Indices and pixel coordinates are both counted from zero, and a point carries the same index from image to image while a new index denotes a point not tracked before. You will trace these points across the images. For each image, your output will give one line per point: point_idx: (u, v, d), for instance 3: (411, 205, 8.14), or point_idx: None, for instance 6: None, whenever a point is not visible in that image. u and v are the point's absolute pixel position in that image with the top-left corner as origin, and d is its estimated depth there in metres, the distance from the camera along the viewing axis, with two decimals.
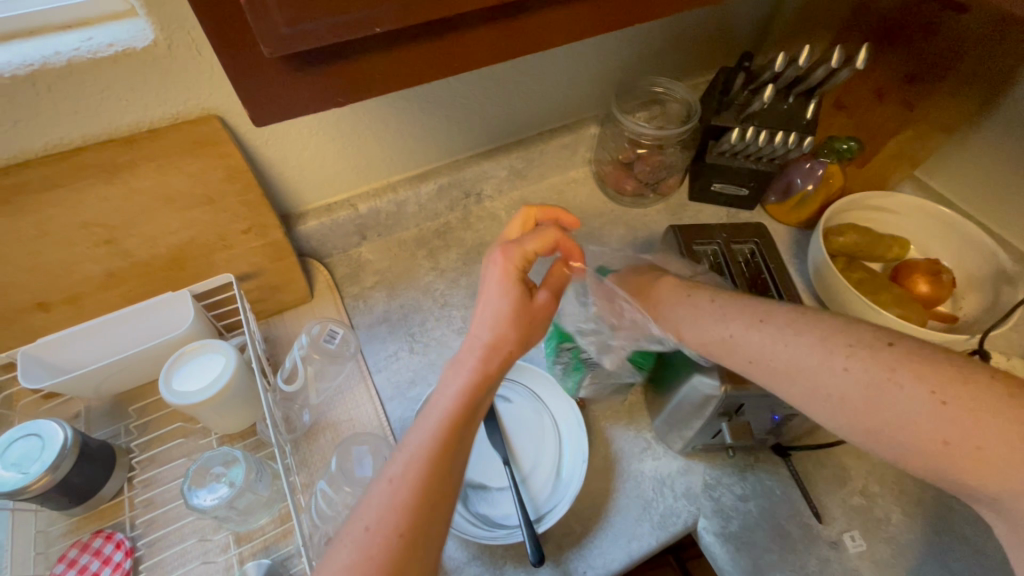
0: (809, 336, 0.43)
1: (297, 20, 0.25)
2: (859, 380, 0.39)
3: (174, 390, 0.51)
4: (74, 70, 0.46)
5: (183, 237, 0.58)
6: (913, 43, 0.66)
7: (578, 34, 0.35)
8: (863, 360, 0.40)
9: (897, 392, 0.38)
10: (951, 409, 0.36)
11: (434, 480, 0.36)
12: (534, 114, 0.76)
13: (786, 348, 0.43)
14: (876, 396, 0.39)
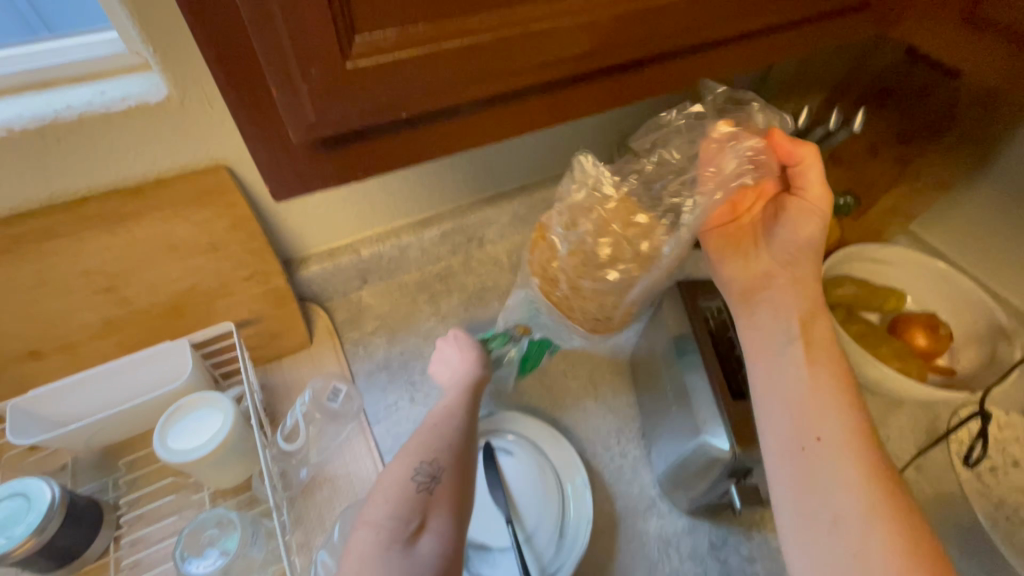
0: (831, 399, 0.43)
1: (326, 106, 0.26)
2: (843, 487, 0.39)
3: (170, 448, 0.50)
4: (85, 123, 0.45)
5: (184, 285, 0.57)
6: (909, 102, 0.69)
7: (591, 109, 0.37)
8: (856, 444, 0.41)
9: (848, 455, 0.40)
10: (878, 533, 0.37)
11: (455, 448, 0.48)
12: (538, 162, 0.77)
13: (818, 417, 0.42)
14: (853, 508, 0.39)
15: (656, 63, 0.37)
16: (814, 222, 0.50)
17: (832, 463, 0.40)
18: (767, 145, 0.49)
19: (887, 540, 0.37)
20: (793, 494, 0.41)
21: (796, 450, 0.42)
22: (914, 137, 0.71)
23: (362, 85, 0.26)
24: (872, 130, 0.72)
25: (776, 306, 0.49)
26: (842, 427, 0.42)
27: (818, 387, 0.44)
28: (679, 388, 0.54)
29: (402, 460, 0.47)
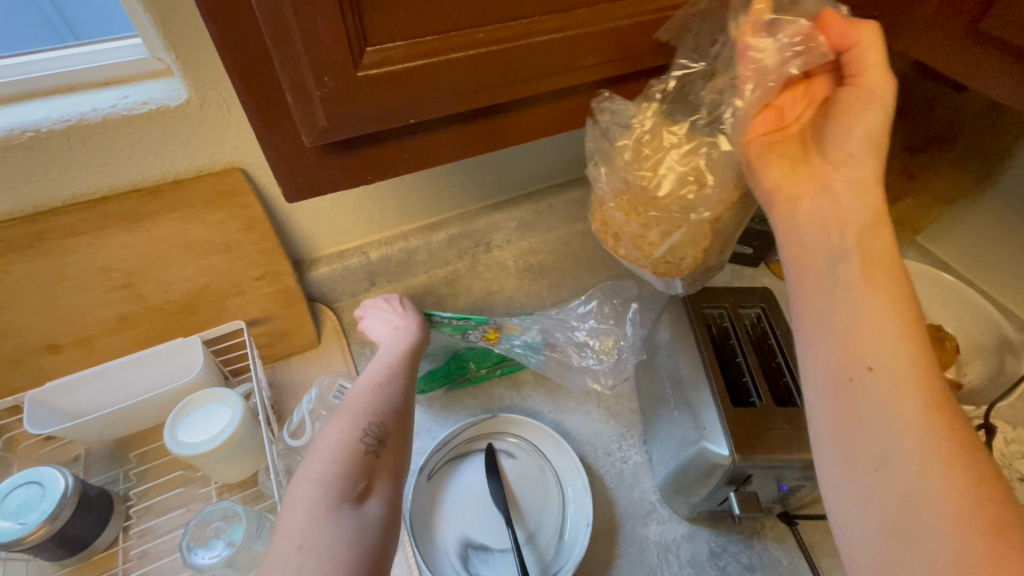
0: (882, 314, 0.36)
1: (338, 114, 0.27)
2: (897, 417, 0.33)
3: (180, 440, 0.51)
4: (108, 125, 0.47)
5: (198, 283, 0.59)
6: (912, 115, 0.68)
7: (594, 117, 0.38)
8: (911, 365, 0.34)
9: (908, 385, 0.34)
10: (940, 468, 0.31)
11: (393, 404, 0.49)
12: (545, 169, 0.78)
13: (872, 340, 0.35)
14: (912, 440, 0.32)
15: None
16: (875, 114, 0.40)
17: (881, 394, 0.34)
18: (816, 28, 0.40)
19: (946, 482, 0.31)
20: (836, 433, 0.35)
21: (839, 380, 0.35)
22: (920, 151, 0.69)
23: (372, 93, 0.27)
24: None
25: (819, 218, 0.41)
26: (897, 352, 0.35)
27: (863, 306, 0.36)
28: (680, 395, 0.55)
29: (336, 424, 0.46)
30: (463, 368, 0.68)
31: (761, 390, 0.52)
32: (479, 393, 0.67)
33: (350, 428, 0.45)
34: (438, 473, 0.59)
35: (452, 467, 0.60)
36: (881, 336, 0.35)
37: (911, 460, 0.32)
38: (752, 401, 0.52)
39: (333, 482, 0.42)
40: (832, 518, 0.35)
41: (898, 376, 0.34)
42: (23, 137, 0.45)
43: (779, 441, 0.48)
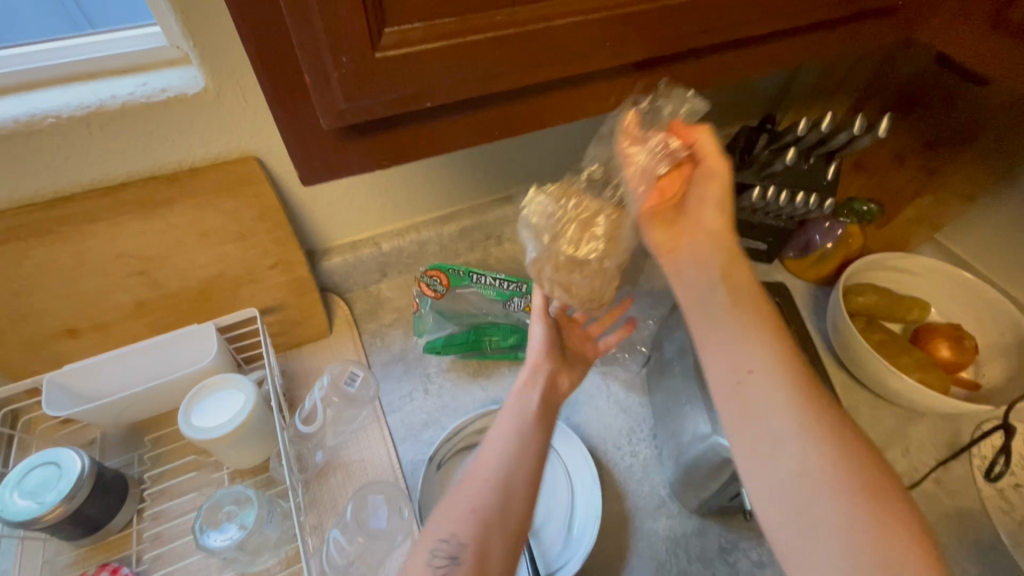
0: (745, 327, 0.39)
1: (357, 96, 0.27)
2: (789, 406, 0.36)
3: (194, 425, 0.52)
4: (127, 112, 0.48)
5: (212, 270, 0.59)
6: (930, 113, 0.68)
7: (611, 105, 0.37)
8: (789, 361, 0.37)
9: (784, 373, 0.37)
10: (825, 454, 0.34)
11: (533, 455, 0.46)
12: (558, 162, 0.78)
13: (756, 350, 0.38)
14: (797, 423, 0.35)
15: (677, 62, 0.38)
16: (717, 189, 0.46)
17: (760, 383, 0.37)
18: (671, 134, 0.46)
19: (828, 459, 0.34)
20: (735, 428, 0.37)
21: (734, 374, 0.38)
22: (940, 146, 0.68)
23: (391, 74, 0.27)
24: (895, 139, 0.71)
25: (686, 266, 0.45)
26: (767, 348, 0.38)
27: (734, 322, 0.40)
28: (694, 389, 0.54)
29: (480, 466, 0.45)
30: (482, 341, 0.69)
31: None
32: (490, 384, 0.69)
33: (494, 478, 0.43)
34: (448, 463, 0.60)
35: (462, 456, 0.61)
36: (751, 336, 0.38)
37: (812, 441, 0.34)
38: None
39: (452, 538, 0.40)
40: (758, 518, 0.36)
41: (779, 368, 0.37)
42: (44, 123, 0.45)
43: None
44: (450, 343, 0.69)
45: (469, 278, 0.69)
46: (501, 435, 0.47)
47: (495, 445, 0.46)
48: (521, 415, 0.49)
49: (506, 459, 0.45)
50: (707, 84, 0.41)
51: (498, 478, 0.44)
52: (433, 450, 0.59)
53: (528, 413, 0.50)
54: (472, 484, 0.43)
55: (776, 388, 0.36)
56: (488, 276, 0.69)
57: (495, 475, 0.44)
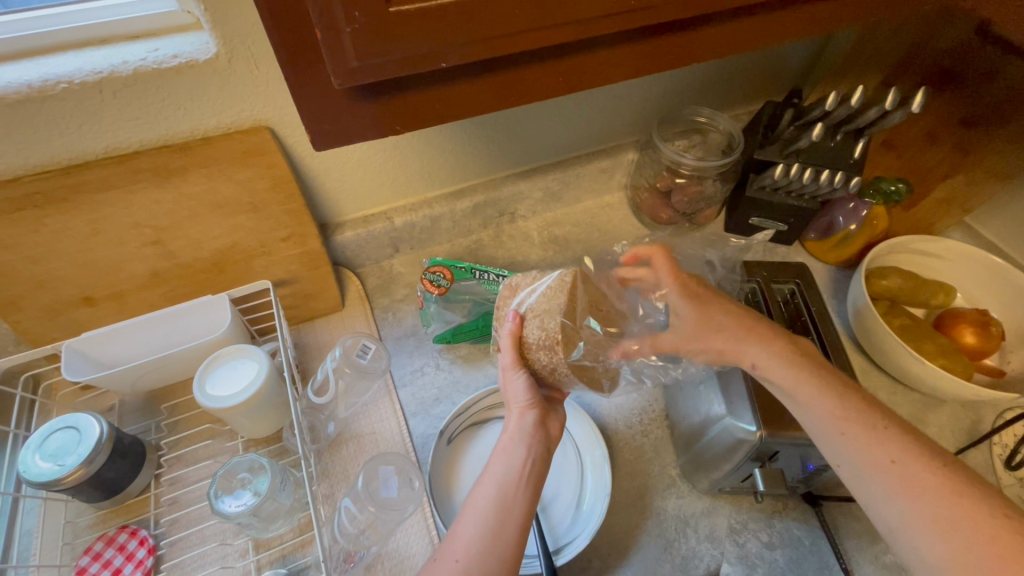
0: (837, 416, 0.43)
1: (369, 53, 0.26)
2: (893, 491, 0.39)
3: (208, 393, 0.52)
4: (140, 79, 0.47)
5: (226, 242, 0.59)
6: (969, 86, 0.64)
7: (632, 72, 0.36)
8: (886, 442, 0.41)
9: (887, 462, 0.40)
10: (954, 529, 0.36)
11: (517, 526, 0.43)
12: (575, 138, 0.77)
13: (844, 446, 0.42)
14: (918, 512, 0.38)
15: (700, 27, 0.36)
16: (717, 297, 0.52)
17: (901, 488, 0.39)
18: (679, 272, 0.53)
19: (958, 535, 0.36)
20: (908, 544, 0.38)
21: (882, 486, 0.40)
22: (979, 123, 0.65)
23: (404, 31, 0.26)
24: (931, 114, 0.68)
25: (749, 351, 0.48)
26: (890, 450, 0.40)
27: (815, 418, 0.44)
28: (709, 371, 0.53)
29: (456, 546, 0.42)
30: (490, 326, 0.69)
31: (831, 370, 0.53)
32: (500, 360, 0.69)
33: (466, 563, 0.41)
34: (458, 437, 0.61)
35: (473, 432, 0.62)
36: (871, 442, 0.41)
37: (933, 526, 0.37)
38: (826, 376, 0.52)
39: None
40: None
41: (917, 466, 0.39)
42: (58, 88, 0.45)
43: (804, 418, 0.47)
44: (457, 332, 0.68)
45: (471, 272, 0.66)
46: (478, 510, 0.44)
47: (473, 522, 0.43)
48: (503, 478, 0.45)
49: (481, 540, 0.42)
50: (734, 53, 0.39)
51: (472, 565, 0.40)
52: (443, 425, 0.60)
53: (512, 482, 0.45)
54: (458, 558, 0.41)
55: (870, 473, 0.40)
56: (489, 270, 0.66)
57: (480, 551, 0.41)
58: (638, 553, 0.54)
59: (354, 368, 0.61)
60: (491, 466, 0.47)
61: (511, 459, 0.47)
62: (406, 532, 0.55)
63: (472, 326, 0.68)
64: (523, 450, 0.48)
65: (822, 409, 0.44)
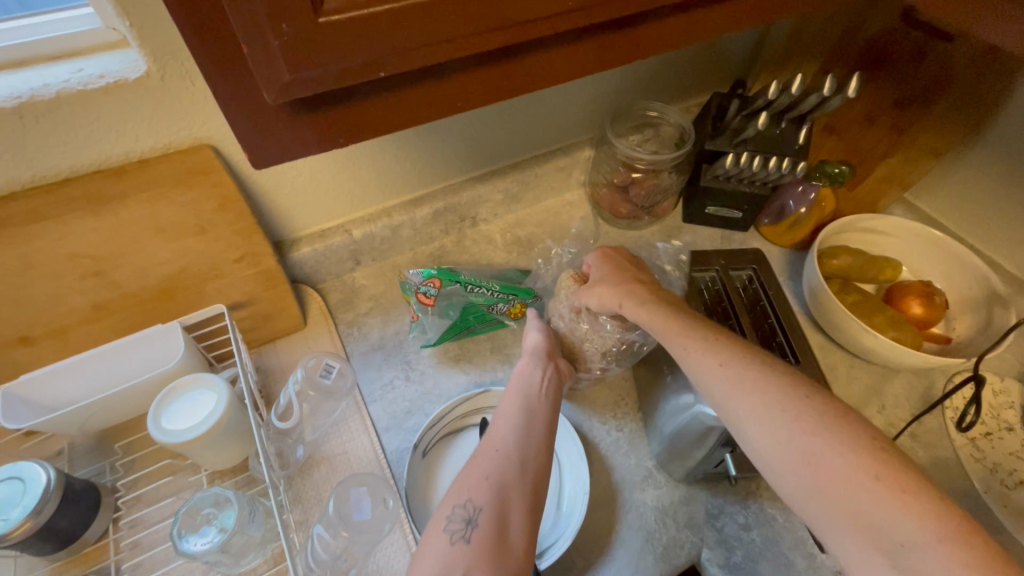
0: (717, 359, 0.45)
1: (300, 67, 0.25)
2: (771, 421, 0.40)
3: (165, 429, 0.50)
4: (64, 102, 0.44)
5: (174, 267, 0.57)
6: (901, 69, 0.68)
7: (578, 71, 0.36)
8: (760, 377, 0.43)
9: (763, 395, 0.42)
10: (827, 446, 0.37)
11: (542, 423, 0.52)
12: (531, 138, 0.77)
13: (722, 384, 0.44)
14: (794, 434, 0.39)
15: (647, 21, 0.36)
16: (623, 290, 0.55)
17: (776, 430, 0.40)
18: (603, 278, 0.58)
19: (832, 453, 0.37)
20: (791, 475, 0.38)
21: (762, 418, 0.41)
22: (909, 106, 0.68)
23: (333, 42, 0.24)
24: (867, 98, 0.72)
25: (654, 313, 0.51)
26: (764, 393, 0.41)
27: (698, 362, 0.46)
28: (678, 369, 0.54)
29: (488, 444, 0.50)
30: (469, 321, 0.69)
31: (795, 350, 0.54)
32: (471, 367, 0.69)
33: (507, 450, 0.49)
34: (433, 449, 0.60)
35: (448, 442, 0.61)
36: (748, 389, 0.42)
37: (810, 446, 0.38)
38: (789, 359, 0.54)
39: (467, 503, 0.45)
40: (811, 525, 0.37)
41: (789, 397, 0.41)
42: None
43: None
44: (443, 336, 0.68)
45: (462, 284, 0.66)
46: (504, 419, 0.52)
47: (508, 423, 0.51)
48: (524, 390, 0.54)
49: (515, 433, 0.50)
50: (681, 47, 0.39)
51: (510, 451, 0.49)
52: (417, 438, 0.59)
53: (532, 395, 0.54)
54: (496, 446, 0.49)
55: (749, 405, 0.42)
56: (482, 285, 0.66)
57: (512, 443, 0.49)
58: (620, 547, 0.55)
59: (314, 380, 0.59)
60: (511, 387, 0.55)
61: (532, 378, 0.56)
62: (385, 552, 0.53)
63: (457, 322, 0.68)
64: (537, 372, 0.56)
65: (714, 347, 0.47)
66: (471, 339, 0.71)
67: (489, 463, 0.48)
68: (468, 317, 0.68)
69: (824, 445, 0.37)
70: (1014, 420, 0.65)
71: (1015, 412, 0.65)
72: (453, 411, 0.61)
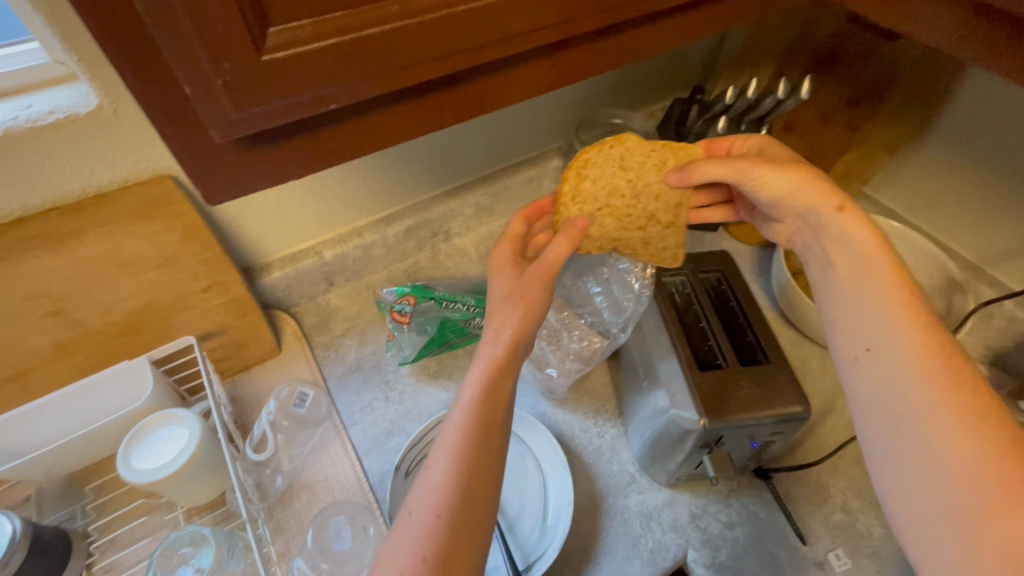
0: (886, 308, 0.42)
1: (247, 104, 0.25)
2: (905, 386, 0.39)
3: (135, 469, 0.48)
4: (12, 140, 0.43)
5: (139, 301, 0.55)
6: (853, 67, 0.69)
7: (534, 91, 0.36)
8: (918, 341, 0.40)
9: (904, 360, 0.39)
10: (951, 426, 0.36)
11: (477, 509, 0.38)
12: (499, 151, 0.77)
13: (882, 331, 0.41)
14: (918, 405, 0.37)
15: (605, 37, 0.37)
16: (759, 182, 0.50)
17: (908, 401, 0.38)
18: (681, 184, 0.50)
19: (950, 435, 0.35)
20: (903, 445, 0.38)
21: (901, 380, 0.39)
22: (863, 103, 0.70)
23: (279, 79, 0.24)
24: (821, 97, 0.73)
25: (840, 246, 0.47)
26: (937, 387, 0.37)
27: (875, 305, 0.43)
28: (651, 376, 0.55)
29: (429, 495, 0.38)
30: (446, 335, 0.69)
31: (766, 347, 0.54)
32: (450, 383, 0.68)
33: (437, 558, 0.35)
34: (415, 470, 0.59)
35: None
36: (923, 376, 0.38)
37: (934, 421, 0.36)
38: (758, 357, 0.54)
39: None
40: (894, 496, 0.38)
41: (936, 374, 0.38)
42: None
43: (744, 399, 0.49)
44: (422, 352, 0.68)
45: (438, 300, 0.65)
46: (437, 490, 0.38)
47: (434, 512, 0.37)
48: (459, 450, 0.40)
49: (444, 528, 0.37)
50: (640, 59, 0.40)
51: (440, 559, 0.35)
52: (399, 459, 0.58)
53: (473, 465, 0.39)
54: (418, 545, 0.36)
55: (893, 364, 0.40)
56: (457, 300, 0.66)
57: (440, 540, 0.36)
58: (606, 552, 0.55)
59: (286, 411, 0.59)
60: (448, 438, 0.41)
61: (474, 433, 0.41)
62: None
63: (433, 341, 0.68)
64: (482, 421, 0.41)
65: (873, 283, 0.44)
66: (449, 354, 0.71)
67: (405, 571, 0.35)
68: (444, 335, 0.68)
69: (952, 433, 0.35)
70: None
71: None
72: (432, 429, 0.61)
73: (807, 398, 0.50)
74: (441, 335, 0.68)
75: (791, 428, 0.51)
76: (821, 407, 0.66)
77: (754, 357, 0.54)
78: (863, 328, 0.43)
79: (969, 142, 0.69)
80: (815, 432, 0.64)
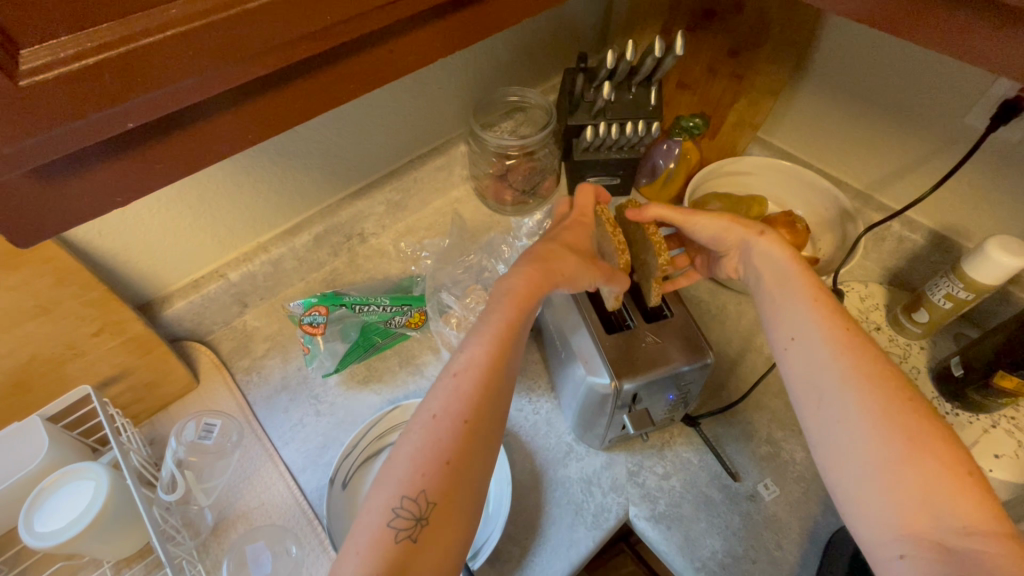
0: (807, 303, 0.47)
1: (21, 136, 0.23)
2: (832, 362, 0.43)
3: (39, 534, 0.46)
4: None
5: (21, 357, 0.51)
6: (728, 20, 0.72)
7: (379, 80, 0.33)
8: (836, 327, 0.45)
9: (827, 343, 0.44)
10: (871, 397, 0.40)
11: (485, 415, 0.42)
12: (400, 143, 0.75)
13: (804, 321, 0.46)
14: (842, 378, 0.42)
15: (453, 11, 0.33)
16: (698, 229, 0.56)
17: (834, 377, 0.42)
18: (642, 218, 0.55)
19: (871, 402, 0.40)
20: (831, 416, 0.41)
21: (828, 356, 0.44)
22: (742, 52, 0.73)
23: (50, 107, 0.22)
24: (705, 52, 0.76)
25: (767, 263, 0.52)
26: (855, 362, 0.42)
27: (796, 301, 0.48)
28: (567, 350, 0.56)
29: (457, 403, 0.41)
30: (371, 339, 0.68)
31: (670, 302, 0.57)
32: (382, 386, 0.67)
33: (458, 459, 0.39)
34: (353, 478, 0.59)
35: (368, 466, 0.60)
36: (845, 357, 0.43)
37: (859, 391, 0.41)
38: (663, 313, 0.56)
39: (418, 494, 0.38)
40: (824, 461, 0.41)
41: (854, 352, 0.43)
42: None
43: (648, 357, 0.52)
44: (345, 360, 0.66)
45: (351, 305, 0.64)
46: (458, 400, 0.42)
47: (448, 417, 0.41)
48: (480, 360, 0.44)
49: (460, 430, 0.40)
50: (508, 26, 0.37)
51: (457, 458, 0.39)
52: (334, 471, 0.58)
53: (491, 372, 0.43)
54: (440, 442, 0.40)
55: (819, 345, 0.44)
56: (371, 303, 0.65)
57: (448, 431, 0.40)
58: (550, 524, 0.56)
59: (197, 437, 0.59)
60: (471, 356, 0.44)
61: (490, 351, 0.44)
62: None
63: (355, 346, 0.67)
64: (502, 339, 0.45)
65: (791, 291, 0.49)
66: (377, 357, 0.70)
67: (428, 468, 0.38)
68: (366, 338, 0.67)
69: (876, 402, 0.40)
70: (880, 320, 0.71)
71: (881, 312, 0.72)
72: (370, 430, 0.60)
73: (708, 345, 0.53)
74: (364, 340, 0.67)
75: (699, 376, 0.54)
76: (740, 348, 0.69)
77: (659, 312, 0.57)
78: (788, 321, 0.48)
79: (846, 78, 0.72)
80: (735, 374, 0.67)
